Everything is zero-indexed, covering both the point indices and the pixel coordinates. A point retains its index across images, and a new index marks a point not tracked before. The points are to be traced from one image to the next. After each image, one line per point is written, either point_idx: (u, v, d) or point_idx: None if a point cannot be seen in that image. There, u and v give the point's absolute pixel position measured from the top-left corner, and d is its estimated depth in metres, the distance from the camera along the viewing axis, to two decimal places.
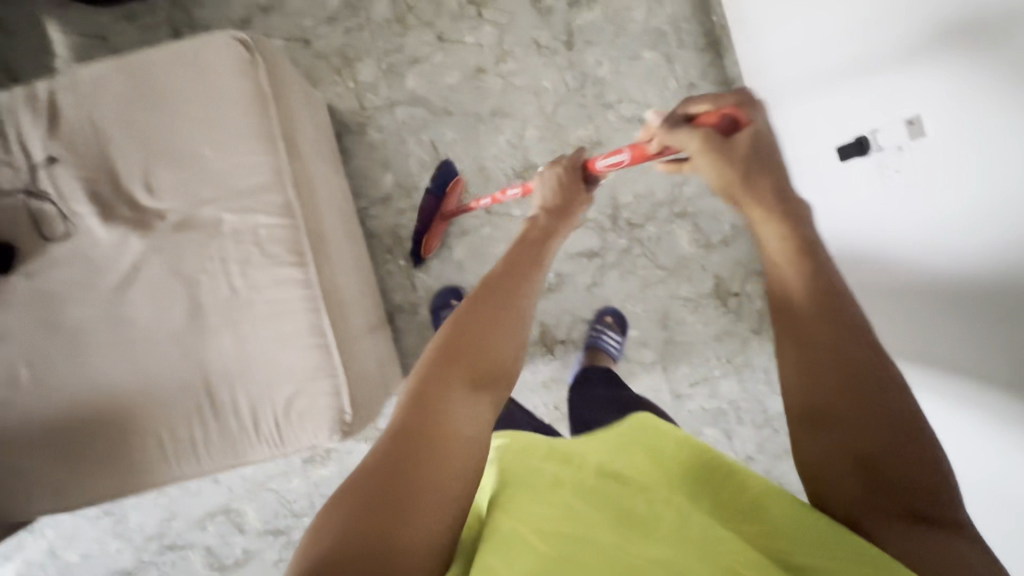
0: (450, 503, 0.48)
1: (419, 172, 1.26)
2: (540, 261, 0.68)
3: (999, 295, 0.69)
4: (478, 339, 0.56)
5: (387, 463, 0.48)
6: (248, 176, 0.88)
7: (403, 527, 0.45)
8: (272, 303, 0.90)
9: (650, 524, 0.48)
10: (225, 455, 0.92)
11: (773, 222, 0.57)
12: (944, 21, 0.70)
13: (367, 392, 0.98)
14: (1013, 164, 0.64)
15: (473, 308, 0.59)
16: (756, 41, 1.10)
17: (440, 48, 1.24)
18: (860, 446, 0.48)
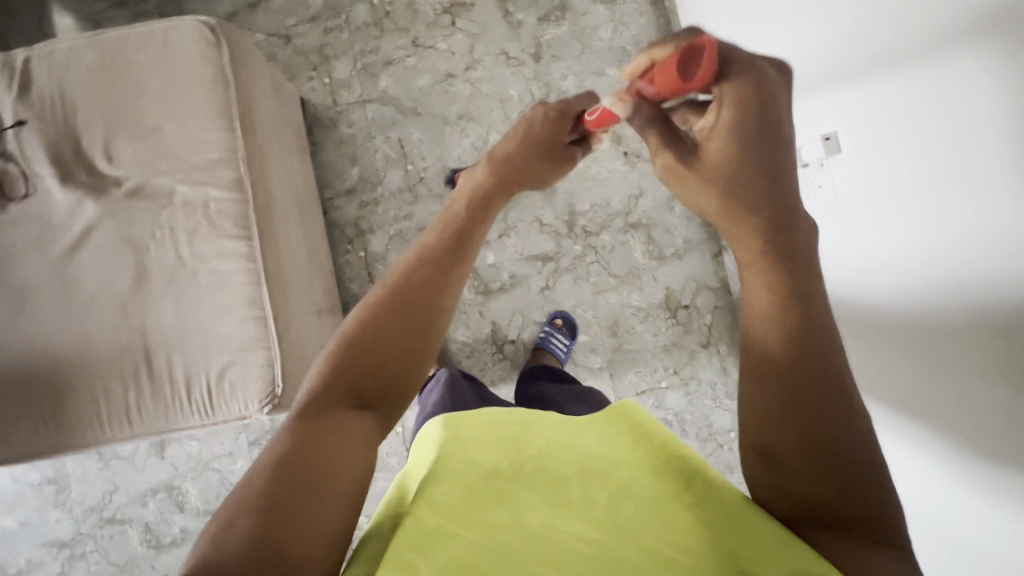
0: (350, 482, 0.45)
1: (385, 168, 1.31)
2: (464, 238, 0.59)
3: (905, 324, 0.75)
4: (364, 342, 0.51)
5: (275, 470, 0.43)
6: (202, 151, 0.93)
7: (297, 524, 0.40)
8: (214, 274, 0.93)
9: (582, 519, 0.48)
10: (157, 419, 0.94)
11: (757, 263, 0.43)
12: (842, 45, 0.76)
13: (303, 369, 1.00)
14: (912, 195, 0.70)
15: (394, 311, 0.52)
16: None
17: (413, 52, 1.31)
18: (813, 494, 0.41)
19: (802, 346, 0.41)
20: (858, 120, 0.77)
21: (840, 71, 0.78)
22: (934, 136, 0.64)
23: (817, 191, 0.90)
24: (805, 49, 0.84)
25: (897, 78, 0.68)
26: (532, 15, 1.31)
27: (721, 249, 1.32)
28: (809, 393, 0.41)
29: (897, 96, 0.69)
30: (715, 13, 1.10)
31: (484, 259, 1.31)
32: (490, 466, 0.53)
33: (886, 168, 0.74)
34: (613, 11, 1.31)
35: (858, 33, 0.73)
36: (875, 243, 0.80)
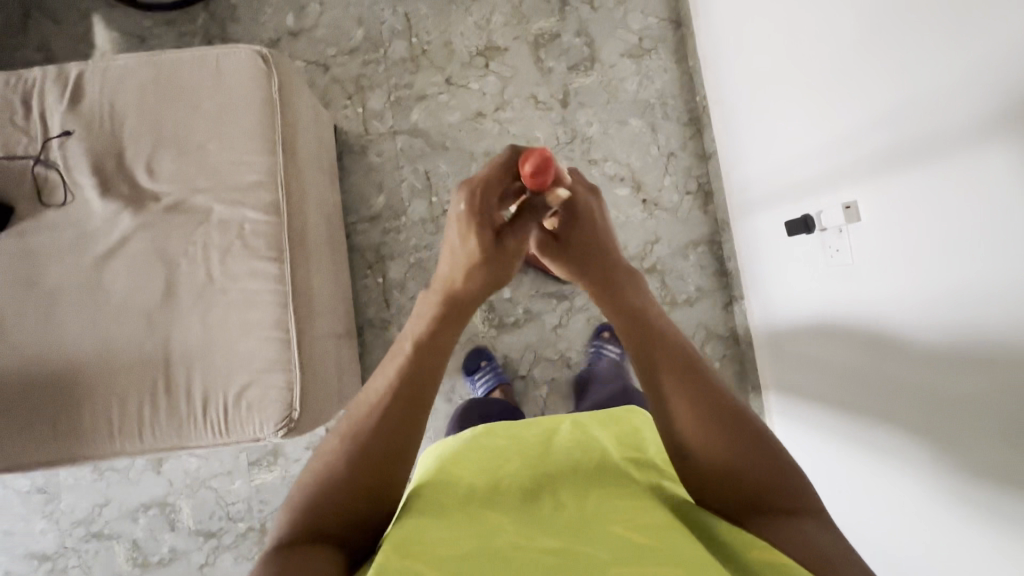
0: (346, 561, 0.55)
1: (410, 198, 1.34)
2: (430, 358, 0.63)
3: (926, 392, 0.76)
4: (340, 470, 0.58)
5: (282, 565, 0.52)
6: (242, 173, 0.95)
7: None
8: (244, 293, 0.94)
9: (553, 518, 0.57)
10: (169, 435, 0.93)
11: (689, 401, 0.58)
12: (874, 117, 0.80)
13: (320, 393, 1.00)
14: (927, 272, 0.74)
15: (364, 441, 0.59)
16: (730, 120, 1.24)
17: (446, 90, 1.36)
18: (752, 497, 0.54)
19: (732, 448, 0.56)
20: (885, 187, 0.80)
21: (869, 142, 0.82)
22: (963, 206, 0.67)
23: (834, 254, 0.93)
24: (831, 121, 0.89)
25: (928, 150, 0.71)
26: (563, 63, 1.37)
27: (732, 299, 1.35)
28: (756, 457, 0.55)
29: (926, 166, 0.72)
30: (739, 79, 1.16)
31: (500, 292, 1.33)
32: (464, 496, 0.62)
33: (909, 237, 0.76)
34: (640, 66, 1.38)
35: (890, 107, 0.76)
36: (885, 309, 0.83)
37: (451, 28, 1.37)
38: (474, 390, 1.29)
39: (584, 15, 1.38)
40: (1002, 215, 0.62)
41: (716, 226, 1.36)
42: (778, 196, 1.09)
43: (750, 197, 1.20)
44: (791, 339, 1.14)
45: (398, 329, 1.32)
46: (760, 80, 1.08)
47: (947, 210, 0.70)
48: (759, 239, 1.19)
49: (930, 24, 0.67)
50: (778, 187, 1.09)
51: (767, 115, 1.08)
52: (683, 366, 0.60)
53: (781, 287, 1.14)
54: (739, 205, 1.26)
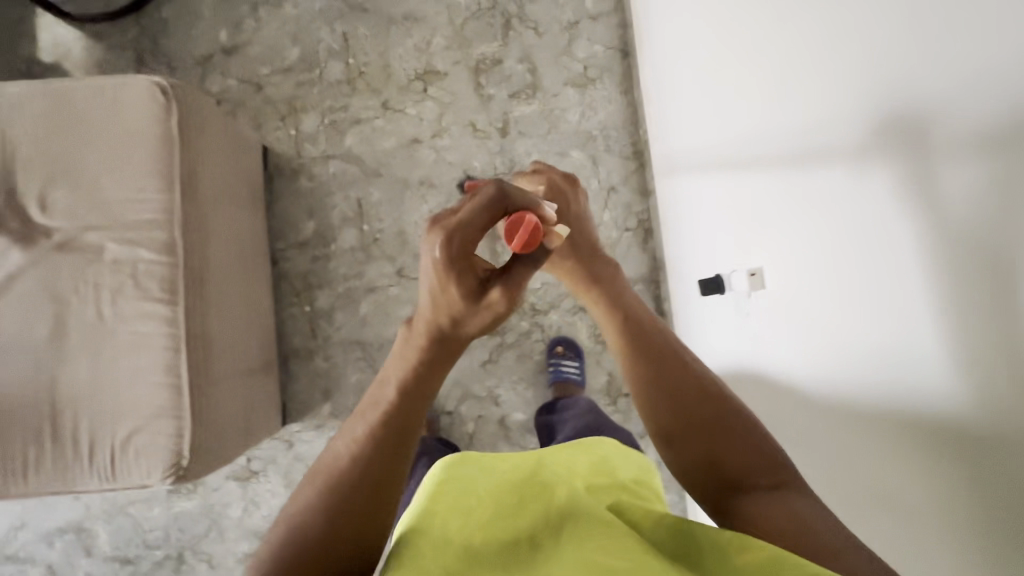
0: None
1: (341, 225, 1.31)
2: (410, 387, 0.55)
3: (830, 481, 0.70)
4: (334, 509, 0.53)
5: None
6: (137, 211, 0.92)
7: None
8: (135, 336, 0.91)
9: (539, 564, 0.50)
10: (54, 479, 0.90)
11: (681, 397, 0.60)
12: (775, 174, 0.75)
13: (217, 436, 0.98)
14: (824, 351, 0.70)
15: (353, 476, 0.54)
16: (663, 165, 1.21)
17: (383, 114, 1.32)
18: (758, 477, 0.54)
19: (728, 437, 0.57)
20: (785, 252, 0.75)
21: (768, 203, 0.78)
22: (845, 286, 0.63)
23: (747, 318, 0.90)
24: (740, 176, 0.85)
25: (820, 210, 0.66)
26: (504, 91, 1.33)
27: None
28: (747, 438, 0.57)
29: (814, 243, 0.68)
30: (669, 126, 1.14)
31: None
32: (450, 542, 0.54)
33: (808, 310, 0.71)
34: (584, 95, 1.33)
35: (789, 165, 0.72)
36: (791, 384, 0.79)
37: (390, 49, 1.33)
38: None
39: (528, 40, 1.33)
40: (881, 301, 0.57)
41: (655, 264, 1.33)
42: (702, 249, 1.06)
43: (679, 245, 1.17)
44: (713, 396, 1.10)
45: (324, 359, 1.30)
46: (683, 129, 1.06)
47: (829, 285, 0.66)
48: (686, 287, 1.16)
49: (822, 87, 0.63)
50: (701, 240, 1.05)
51: (691, 161, 1.04)
52: (668, 363, 0.63)
53: (705, 341, 1.11)
54: (672, 248, 1.22)
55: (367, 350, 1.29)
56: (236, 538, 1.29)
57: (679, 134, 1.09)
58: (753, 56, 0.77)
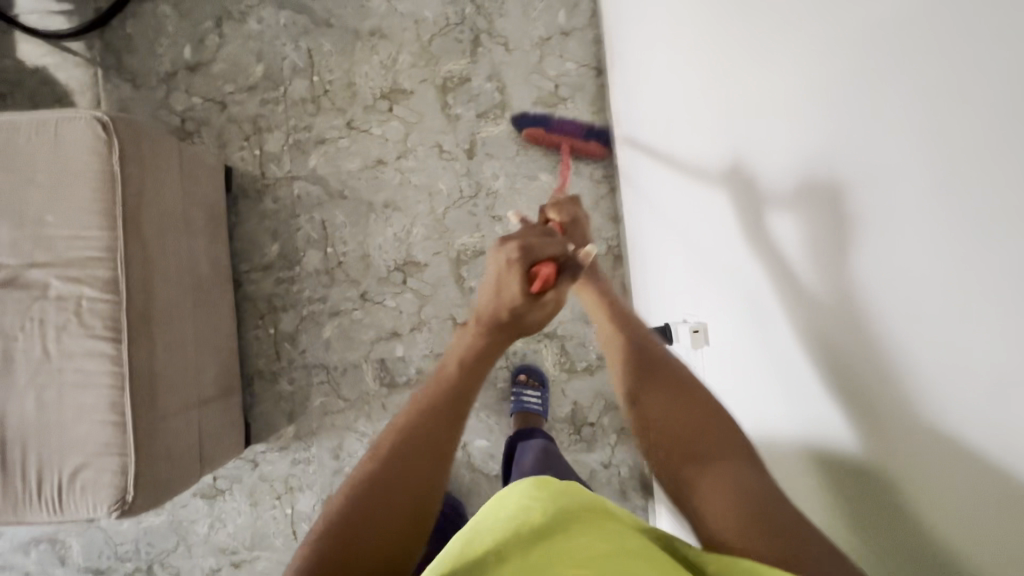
0: (380, 552, 0.50)
1: (304, 248, 1.29)
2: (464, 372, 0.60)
3: None
4: (380, 480, 0.53)
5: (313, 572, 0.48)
6: (81, 247, 0.92)
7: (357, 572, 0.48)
8: (79, 373, 0.91)
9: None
10: (4, 510, 0.92)
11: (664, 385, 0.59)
12: (710, 223, 0.76)
13: (165, 469, 0.98)
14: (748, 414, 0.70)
15: (396, 444, 0.55)
16: (630, 205, 1.19)
17: (347, 134, 1.29)
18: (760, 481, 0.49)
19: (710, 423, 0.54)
20: (723, 305, 0.75)
21: (710, 252, 0.78)
22: (755, 336, 0.66)
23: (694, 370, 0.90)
24: (687, 223, 0.85)
25: (746, 260, 0.66)
26: (471, 110, 1.29)
27: None
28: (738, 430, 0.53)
29: (733, 299, 0.72)
30: (631, 169, 1.14)
31: (393, 350, 1.29)
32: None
33: (742, 371, 0.71)
34: (554, 116, 1.29)
35: (719, 215, 0.72)
36: None
37: (355, 67, 1.30)
38: None
39: (497, 57, 1.29)
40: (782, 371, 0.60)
41: (625, 293, 1.29)
42: (660, 293, 1.04)
43: (642, 284, 1.17)
44: None
45: (287, 382, 1.29)
46: (643, 174, 1.06)
47: (758, 343, 0.65)
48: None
49: (741, 115, 0.60)
50: (659, 284, 1.04)
51: (648, 208, 1.06)
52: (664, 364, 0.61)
53: None
54: (637, 283, 1.21)
55: (330, 374, 1.29)
56: (202, 555, 1.31)
57: (639, 177, 1.09)
58: (675, 139, 0.84)
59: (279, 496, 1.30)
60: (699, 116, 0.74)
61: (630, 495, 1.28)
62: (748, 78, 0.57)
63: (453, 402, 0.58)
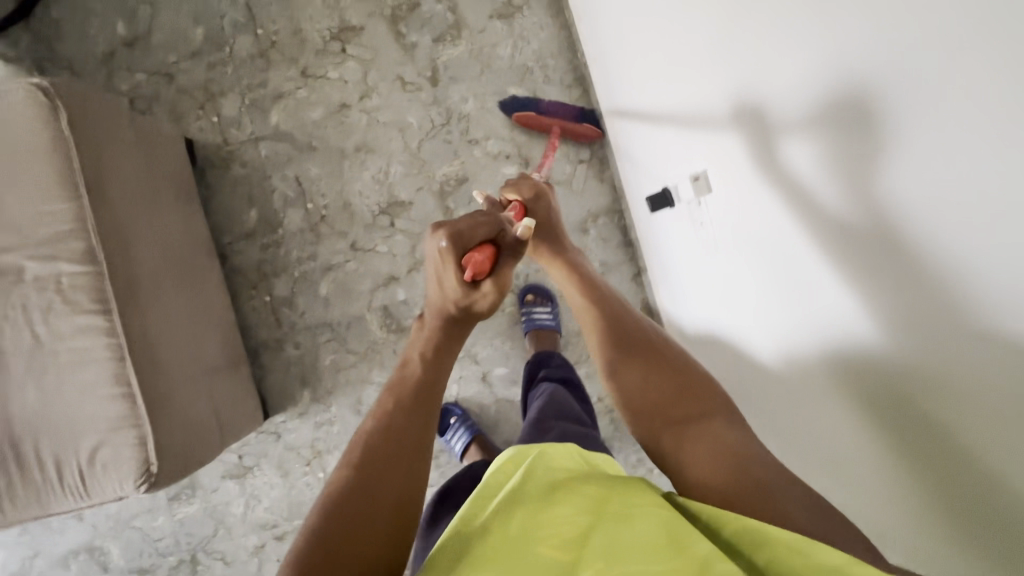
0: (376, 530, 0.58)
1: (284, 208, 1.25)
2: (443, 360, 0.76)
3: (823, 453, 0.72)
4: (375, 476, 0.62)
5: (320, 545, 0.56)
6: (48, 224, 0.87)
7: (360, 544, 0.57)
8: (76, 352, 0.88)
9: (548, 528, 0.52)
10: (29, 506, 0.90)
11: (638, 380, 0.73)
12: (712, 96, 0.78)
13: (185, 439, 0.96)
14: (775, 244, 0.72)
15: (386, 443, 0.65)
16: (605, 89, 1.17)
17: (304, 83, 1.24)
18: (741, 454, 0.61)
19: (679, 407, 0.69)
20: (733, 154, 0.76)
21: (717, 127, 0.79)
22: (778, 188, 0.69)
23: (703, 228, 0.90)
24: (681, 83, 0.85)
25: (765, 131, 0.68)
26: (427, 35, 1.24)
27: (641, 269, 1.27)
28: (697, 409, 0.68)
29: (748, 151, 0.73)
30: (604, 49, 1.11)
31: (394, 295, 1.26)
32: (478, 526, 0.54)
33: (765, 213, 0.73)
34: (512, 26, 1.24)
35: (725, 90, 0.74)
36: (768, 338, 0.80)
37: (299, 13, 1.24)
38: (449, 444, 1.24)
39: None
40: (816, 325, 0.68)
41: (616, 194, 1.26)
42: (652, 165, 1.04)
43: (631, 168, 1.16)
44: (685, 311, 1.11)
45: (294, 347, 1.26)
46: (620, 46, 1.03)
47: (780, 181, 0.68)
48: (657, 233, 1.12)
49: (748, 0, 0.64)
50: (649, 155, 1.04)
51: (627, 83, 1.04)
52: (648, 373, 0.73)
53: (667, 262, 1.12)
54: (625, 169, 1.20)
55: (336, 331, 1.26)
56: (244, 534, 1.29)
57: (613, 54, 1.07)
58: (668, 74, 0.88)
59: (309, 462, 1.28)
60: (722, 42, 0.71)
61: None
62: (763, 47, 0.64)
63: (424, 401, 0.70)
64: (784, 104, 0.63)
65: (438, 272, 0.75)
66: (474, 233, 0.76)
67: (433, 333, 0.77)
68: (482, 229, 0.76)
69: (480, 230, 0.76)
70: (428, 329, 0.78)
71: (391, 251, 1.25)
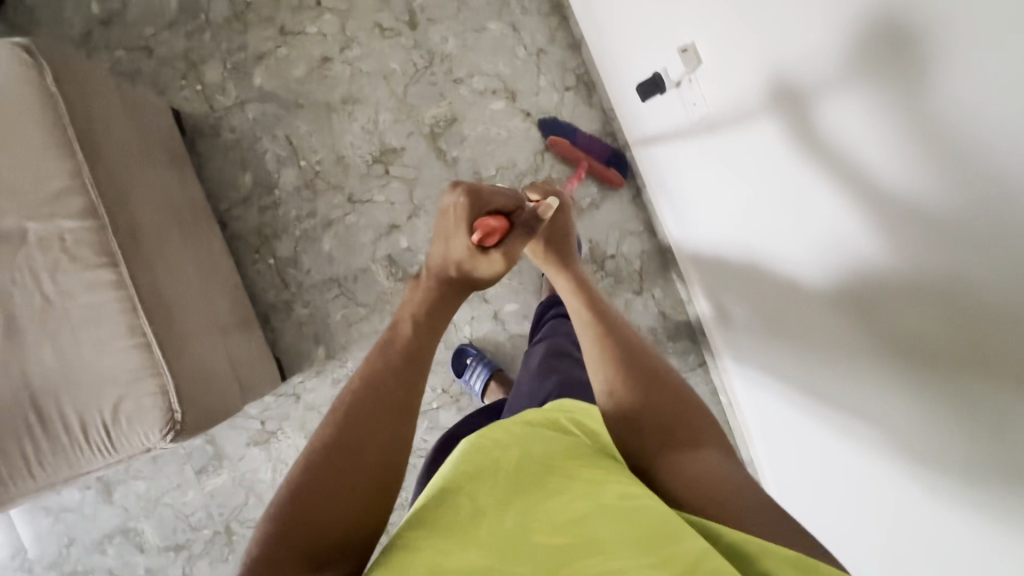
0: (348, 500, 0.53)
1: (277, 169, 1.25)
2: (430, 330, 0.69)
3: (849, 347, 0.70)
4: (352, 443, 0.56)
5: (291, 510, 0.52)
6: (45, 184, 0.87)
7: (330, 513, 0.52)
8: (87, 308, 0.88)
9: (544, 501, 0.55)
10: (59, 467, 0.90)
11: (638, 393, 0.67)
12: None
13: (204, 390, 0.96)
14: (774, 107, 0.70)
15: (365, 408, 0.59)
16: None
17: (283, 41, 1.24)
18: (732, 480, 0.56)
19: (676, 424, 0.63)
20: (714, 17, 0.74)
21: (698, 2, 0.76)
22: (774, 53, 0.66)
23: (693, 109, 0.89)
24: None
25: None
26: None
27: (639, 190, 1.27)
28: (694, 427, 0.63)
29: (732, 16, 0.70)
30: None
31: (397, 243, 1.26)
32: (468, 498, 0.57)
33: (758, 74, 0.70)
34: None
35: None
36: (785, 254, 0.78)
37: None
38: (468, 385, 1.24)
39: None
40: (852, 293, 0.66)
41: (606, 117, 1.26)
42: (633, 62, 1.03)
43: (614, 74, 1.15)
44: (682, 210, 1.10)
45: (304, 306, 1.26)
46: None
47: (770, 33, 0.65)
48: (650, 141, 1.11)
49: None
50: (628, 52, 1.03)
51: None
52: (649, 386, 0.67)
53: (661, 163, 1.11)
54: (608, 80, 1.19)
55: (343, 285, 1.26)
56: None
57: None
58: None
59: None
60: None
61: (670, 312, 1.29)
62: None
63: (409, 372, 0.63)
64: (818, 41, 0.58)
65: (450, 232, 0.71)
66: (493, 199, 0.73)
67: (424, 297, 0.71)
68: (504, 199, 0.74)
69: (500, 198, 0.74)
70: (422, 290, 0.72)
71: (389, 199, 1.25)
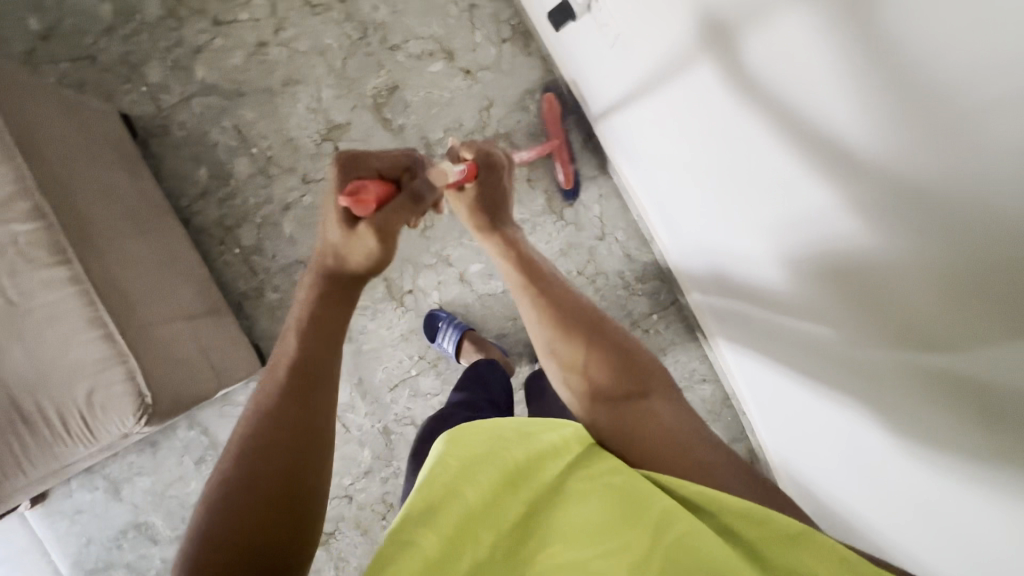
0: (256, 509, 0.54)
1: (230, 160, 1.27)
2: (330, 321, 0.66)
3: (831, 288, 0.67)
4: (259, 450, 0.57)
5: (205, 533, 0.53)
6: None
7: (238, 528, 0.53)
8: (49, 306, 0.90)
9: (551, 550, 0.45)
10: (46, 461, 0.93)
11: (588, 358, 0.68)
12: None
13: (173, 377, 1.00)
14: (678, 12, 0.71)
15: (274, 411, 0.59)
16: None
17: (218, 32, 1.25)
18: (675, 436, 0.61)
19: (619, 382, 0.66)
20: None
21: None
22: None
23: (607, 28, 0.90)
24: None
25: None
26: None
27: (589, 134, 1.26)
28: (633, 381, 0.66)
29: None
30: None
31: None
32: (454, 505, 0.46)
33: None
34: None
35: None
36: (761, 208, 0.74)
37: None
38: (441, 348, 1.25)
39: None
40: (831, 264, 0.65)
41: (547, 65, 1.25)
42: None
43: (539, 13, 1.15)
44: (621, 136, 1.10)
45: (274, 291, 1.29)
46: None
47: None
48: (581, 73, 1.12)
49: None
50: None
51: None
52: (596, 352, 0.69)
53: (594, 93, 1.11)
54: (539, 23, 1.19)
55: None
56: None
57: None
58: None
59: None
60: None
61: (635, 254, 1.28)
62: None
63: (307, 369, 0.62)
64: None
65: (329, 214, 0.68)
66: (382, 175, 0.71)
67: (319, 291, 0.68)
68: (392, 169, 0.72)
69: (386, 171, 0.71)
70: (312, 281, 0.70)
71: None
